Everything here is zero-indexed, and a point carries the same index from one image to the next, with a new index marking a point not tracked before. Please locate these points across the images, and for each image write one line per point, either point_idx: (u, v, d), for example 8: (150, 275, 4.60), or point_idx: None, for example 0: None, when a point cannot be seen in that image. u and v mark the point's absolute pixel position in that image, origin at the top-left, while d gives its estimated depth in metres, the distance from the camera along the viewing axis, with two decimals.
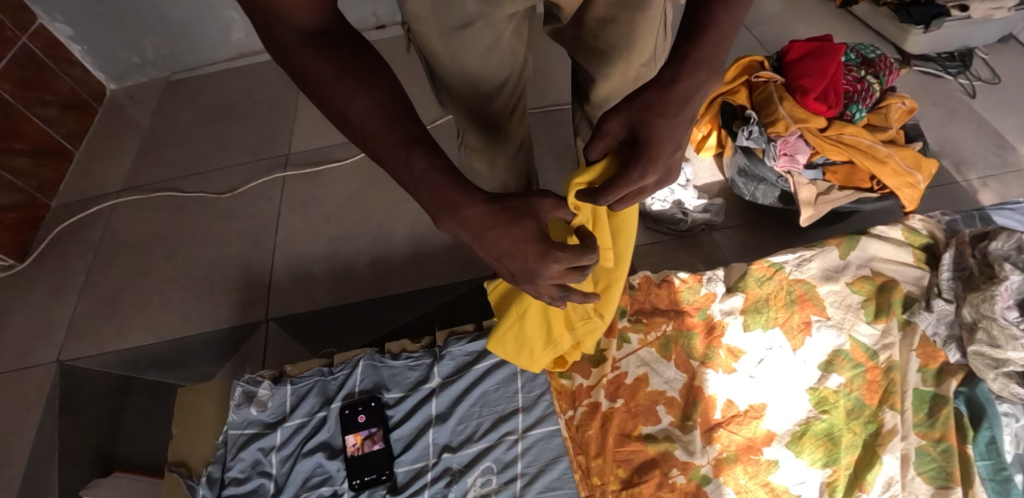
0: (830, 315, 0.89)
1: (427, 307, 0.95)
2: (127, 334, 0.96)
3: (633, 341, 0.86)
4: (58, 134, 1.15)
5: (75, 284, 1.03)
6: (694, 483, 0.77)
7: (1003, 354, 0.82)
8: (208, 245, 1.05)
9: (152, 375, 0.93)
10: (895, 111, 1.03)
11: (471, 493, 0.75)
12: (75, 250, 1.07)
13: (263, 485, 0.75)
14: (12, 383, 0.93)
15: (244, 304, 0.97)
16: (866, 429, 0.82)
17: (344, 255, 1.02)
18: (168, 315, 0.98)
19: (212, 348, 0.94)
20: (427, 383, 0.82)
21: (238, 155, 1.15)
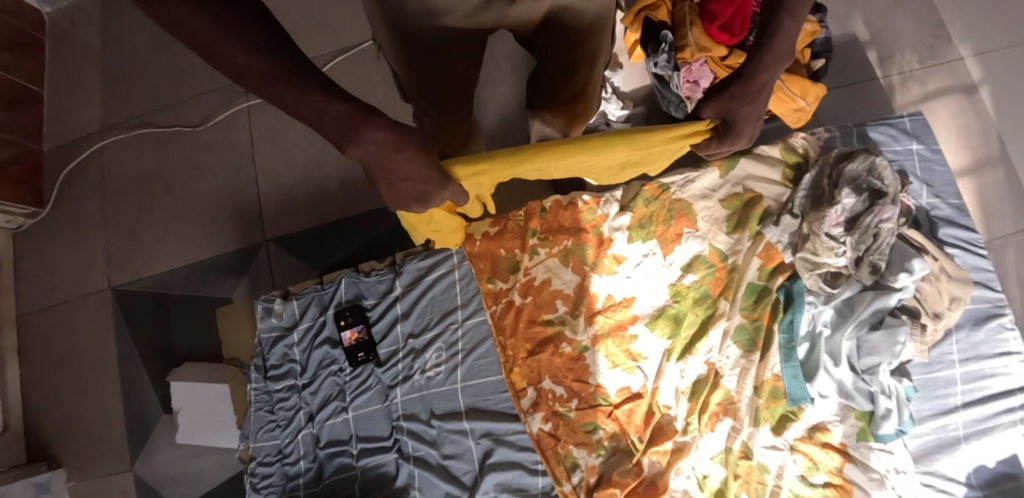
0: (699, 228, 1.17)
1: (388, 225, 1.27)
2: (157, 261, 1.32)
3: (541, 253, 1.18)
4: (22, 80, 1.35)
5: (96, 223, 1.36)
6: (579, 352, 1.15)
7: (819, 259, 1.09)
8: (199, 176, 1.35)
9: (183, 292, 1.30)
10: (796, 35, 1.16)
11: (429, 363, 1.15)
12: (83, 195, 1.37)
13: (292, 368, 1.15)
14: (82, 303, 1.32)
15: (238, 228, 1.31)
16: (706, 312, 1.15)
17: (317, 179, 1.31)
18: (176, 238, 1.32)
19: (226, 265, 1.29)
20: (392, 292, 1.18)
21: (199, 85, 1.38)
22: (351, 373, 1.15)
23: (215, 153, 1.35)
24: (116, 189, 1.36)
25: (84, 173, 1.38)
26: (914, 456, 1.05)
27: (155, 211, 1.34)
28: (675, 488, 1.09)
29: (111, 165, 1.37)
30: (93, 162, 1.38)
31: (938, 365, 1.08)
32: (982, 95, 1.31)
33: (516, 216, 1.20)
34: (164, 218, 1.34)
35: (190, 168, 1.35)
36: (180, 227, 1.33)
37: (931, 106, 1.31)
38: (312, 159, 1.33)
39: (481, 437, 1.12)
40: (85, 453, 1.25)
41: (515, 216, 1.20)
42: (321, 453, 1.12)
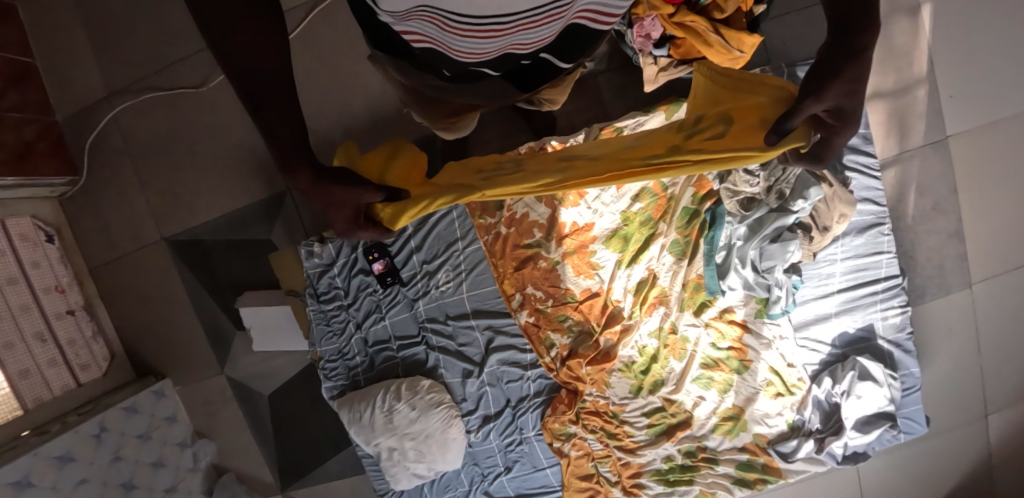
0: None
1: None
2: (198, 213, 1.62)
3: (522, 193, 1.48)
4: (18, 56, 1.52)
5: (131, 183, 1.62)
6: (552, 265, 1.51)
7: (738, 188, 1.40)
8: (212, 133, 1.60)
9: (226, 237, 1.63)
10: None
11: (441, 282, 1.50)
12: (112, 159, 1.61)
13: (338, 292, 1.52)
14: (144, 254, 1.64)
15: (261, 178, 1.60)
16: (648, 232, 1.50)
17: (320, 128, 1.57)
18: (204, 190, 1.61)
19: (258, 211, 1.61)
20: (405, 231, 1.49)
21: (191, 46, 1.57)
22: (383, 293, 1.52)
23: (224, 112, 1.59)
24: (139, 151, 1.61)
25: (109, 140, 1.61)
26: (795, 325, 1.48)
27: (185, 170, 1.61)
28: (623, 353, 1.54)
29: (132, 129, 1.61)
30: (111, 129, 1.61)
31: (825, 264, 1.44)
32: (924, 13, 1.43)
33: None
34: (193, 174, 1.61)
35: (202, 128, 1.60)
36: (207, 181, 1.62)
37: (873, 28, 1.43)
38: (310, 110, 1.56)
39: (484, 329, 1.53)
40: (180, 363, 1.67)
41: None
42: (371, 349, 1.55)
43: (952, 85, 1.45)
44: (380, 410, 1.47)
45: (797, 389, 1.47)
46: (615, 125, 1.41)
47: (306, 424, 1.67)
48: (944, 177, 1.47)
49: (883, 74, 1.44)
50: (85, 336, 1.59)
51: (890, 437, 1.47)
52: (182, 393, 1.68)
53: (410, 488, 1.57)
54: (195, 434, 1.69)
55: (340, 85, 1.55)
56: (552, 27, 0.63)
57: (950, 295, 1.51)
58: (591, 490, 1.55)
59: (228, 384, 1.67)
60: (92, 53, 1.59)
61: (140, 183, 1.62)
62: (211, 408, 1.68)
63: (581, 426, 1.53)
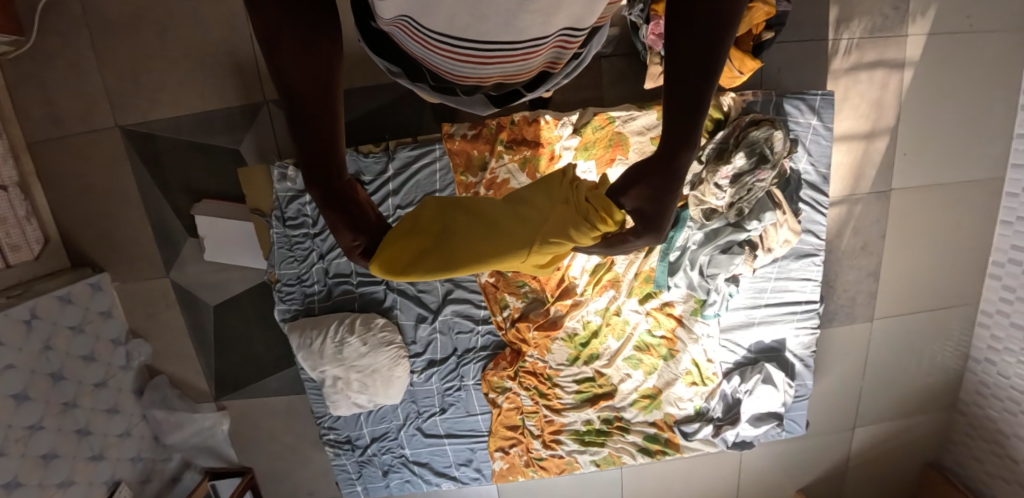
0: (629, 157, 1.50)
1: (377, 102, 1.52)
2: (162, 108, 1.50)
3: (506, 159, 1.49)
4: None
5: (90, 59, 1.46)
6: None
7: (707, 198, 1.50)
8: (188, 24, 1.45)
9: (190, 139, 1.53)
10: (755, 13, 1.34)
11: None
12: (67, 24, 1.43)
13: (306, 221, 1.50)
14: (92, 138, 1.51)
15: (239, 86, 1.50)
16: None
17: None
18: (170, 85, 1.49)
19: (230, 118, 1.51)
20: (385, 173, 1.48)
21: None
22: None
23: (206, 3, 1.44)
24: (101, 24, 1.44)
25: (66, 3, 1.42)
26: (722, 327, 1.66)
27: (152, 57, 1.47)
28: (569, 325, 1.66)
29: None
30: None
31: (760, 279, 1.61)
32: (904, 73, 1.56)
33: (489, 124, 1.47)
34: (161, 62, 1.48)
35: (180, 12, 1.44)
36: (179, 74, 1.49)
37: (859, 75, 1.55)
38: None
39: (445, 281, 1.60)
40: (122, 259, 1.60)
41: (489, 124, 1.48)
42: (330, 280, 1.56)
43: (908, 144, 1.61)
44: (331, 340, 1.52)
45: (710, 381, 1.67)
46: (609, 113, 1.46)
47: (250, 339, 1.68)
48: (879, 224, 1.66)
49: (856, 120, 1.59)
50: (17, 215, 1.47)
51: (775, 432, 1.71)
52: (120, 289, 1.62)
53: (346, 415, 1.64)
54: (129, 333, 1.66)
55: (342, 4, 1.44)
56: (521, 69, 0.69)
57: (853, 324, 1.73)
58: (514, 439, 1.70)
59: (172, 287, 1.63)
60: None
61: (97, 61, 1.47)
62: (151, 309, 1.64)
63: (517, 383, 1.66)
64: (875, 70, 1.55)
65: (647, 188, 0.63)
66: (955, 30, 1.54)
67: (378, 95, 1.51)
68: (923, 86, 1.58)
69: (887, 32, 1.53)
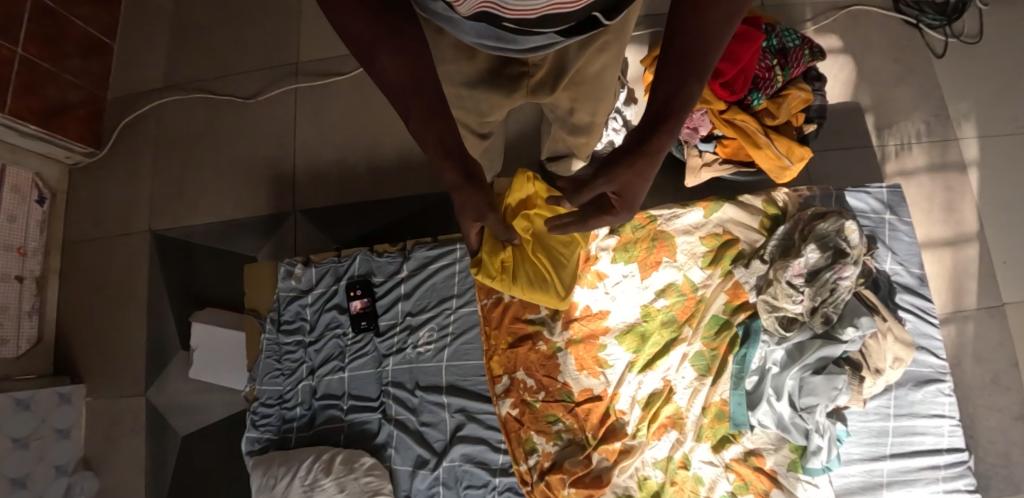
0: (677, 259, 1.29)
1: (401, 213, 1.45)
2: (195, 215, 1.50)
3: None
4: (99, 34, 1.56)
5: (147, 171, 1.55)
6: (552, 351, 1.29)
7: (780, 303, 1.21)
8: (241, 142, 1.54)
9: (214, 246, 1.48)
10: (792, 101, 1.24)
11: (421, 341, 1.29)
12: (137, 142, 1.56)
13: (302, 325, 1.32)
14: (121, 242, 1.50)
15: (272, 195, 1.50)
16: (670, 335, 1.28)
17: (350, 160, 1.50)
18: (211, 194, 1.52)
19: (257, 226, 1.48)
20: (399, 273, 1.33)
21: (256, 63, 1.57)
22: (351, 338, 1.31)
23: (259, 124, 1.54)
24: (166, 142, 1.56)
25: (144, 124, 1.57)
26: (837, 492, 1.18)
27: (202, 170, 1.54)
28: (620, 483, 1.22)
29: (167, 120, 1.57)
30: (152, 115, 1.58)
31: (873, 416, 1.20)
32: (972, 175, 1.40)
33: None
34: (209, 174, 1.53)
35: (236, 132, 1.55)
36: (219, 185, 1.53)
37: (922, 178, 1.40)
38: (348, 140, 1.50)
39: (456, 412, 1.26)
40: (105, 371, 1.42)
41: None
42: (316, 402, 1.29)
43: (1004, 252, 1.35)
44: (299, 482, 1.17)
45: None
46: (649, 211, 1.29)
47: (210, 486, 1.33)
48: (1003, 347, 1.30)
49: (935, 225, 1.37)
50: (20, 309, 1.39)
51: None
52: (93, 407, 1.41)
53: None
54: (81, 463, 1.37)
55: (381, 122, 1.50)
56: None
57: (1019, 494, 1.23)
58: None
59: (145, 409, 1.39)
60: (164, 49, 1.61)
61: (153, 173, 1.55)
62: (114, 433, 1.38)
63: None
64: (940, 173, 1.40)
65: (612, 184, 0.70)
66: (1004, 132, 1.42)
67: (404, 204, 1.44)
68: (999, 188, 1.39)
69: (932, 137, 1.43)
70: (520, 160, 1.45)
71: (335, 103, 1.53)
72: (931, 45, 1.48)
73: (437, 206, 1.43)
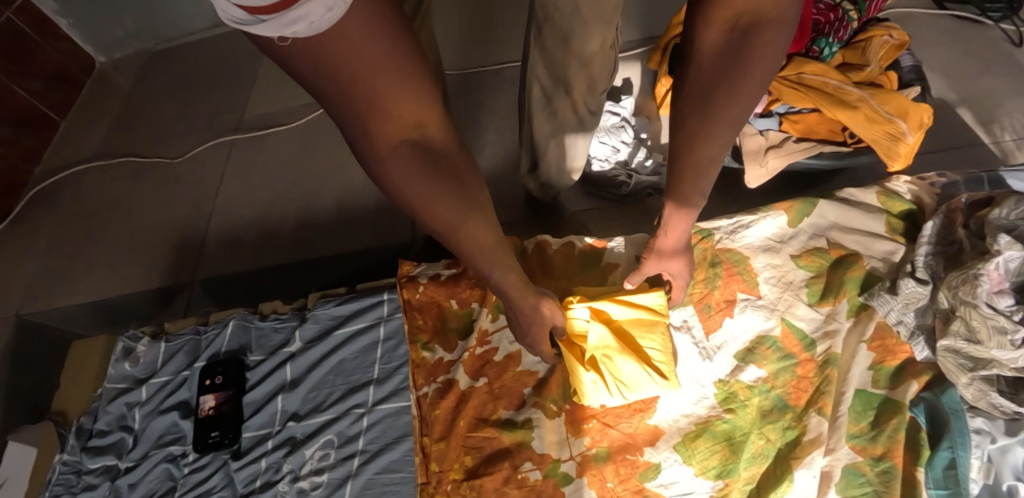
0: (761, 294, 0.72)
1: (328, 278, 0.94)
2: (52, 303, 1.02)
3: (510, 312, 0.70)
4: (41, 105, 1.19)
5: (38, 249, 1.09)
6: (551, 485, 0.62)
7: (987, 353, 0.62)
8: (145, 210, 1.10)
9: (71, 339, 0.98)
10: (880, 46, 0.82)
11: (306, 467, 0.66)
12: (32, 215, 1.13)
13: (123, 439, 0.72)
14: None
15: (167, 270, 1.02)
16: (783, 437, 0.64)
17: (272, 220, 1.03)
18: (101, 277, 1.03)
19: (131, 312, 0.99)
20: (287, 347, 0.74)
21: (194, 124, 1.20)
22: (192, 464, 0.70)
23: (180, 186, 1.12)
24: (44, 211, 1.13)
25: (60, 197, 1.15)
26: None
27: (79, 244, 1.08)
28: None
29: (86, 191, 1.15)
30: (71, 184, 1.16)
31: None
32: None
33: None
34: (100, 249, 1.07)
35: (150, 199, 1.11)
36: (95, 262, 1.06)
37: None
38: (275, 195, 1.06)
39: None
40: None
41: None
42: None
43: None
44: None
45: None
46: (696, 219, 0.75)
47: None
48: None
49: None
50: None
51: None
52: None
53: None
54: None
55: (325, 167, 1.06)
56: None
57: None
58: None
59: None
60: (109, 123, 1.24)
61: (43, 254, 1.08)
62: None
63: None
64: None
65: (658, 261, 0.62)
66: None
67: (337, 268, 0.94)
68: None
69: None
70: (507, 197, 0.98)
71: (262, 154, 1.12)
72: (1006, 35, 1.10)
73: (379, 266, 0.93)
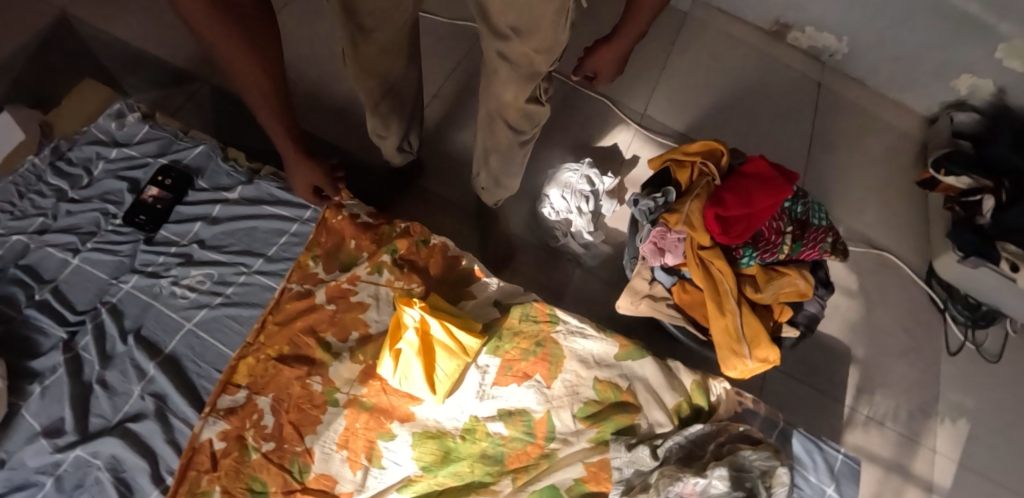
0: (550, 385, 0.90)
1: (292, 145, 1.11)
2: (95, 23, 1.22)
3: (382, 276, 0.91)
4: None
5: None
6: (323, 400, 0.85)
7: None
8: None
9: (92, 63, 1.19)
10: (787, 286, 0.93)
11: (185, 282, 0.87)
12: None
13: (78, 176, 0.91)
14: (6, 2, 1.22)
15: (185, 51, 1.21)
16: (482, 476, 0.85)
17: (283, 67, 1.20)
18: (136, 22, 1.23)
19: (143, 70, 1.19)
20: (226, 193, 0.93)
21: None
22: (115, 227, 0.89)
23: None
24: None
25: None
26: None
27: None
28: None
29: None
30: None
31: None
32: None
33: (397, 222, 0.95)
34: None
35: None
36: (143, 11, 1.25)
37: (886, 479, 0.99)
38: (296, 50, 1.22)
39: (147, 395, 0.82)
40: None
41: (395, 222, 0.95)
42: (9, 269, 0.85)
43: None
44: None
45: None
46: (555, 306, 0.93)
47: None
48: None
49: None
50: None
51: None
52: None
53: None
54: None
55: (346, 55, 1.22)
56: None
57: None
58: None
59: None
60: None
61: None
62: None
63: None
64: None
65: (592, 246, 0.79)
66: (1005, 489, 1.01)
67: (298, 135, 1.12)
68: None
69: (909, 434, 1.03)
70: (457, 174, 1.13)
71: (311, 9, 1.28)
72: (948, 338, 1.11)
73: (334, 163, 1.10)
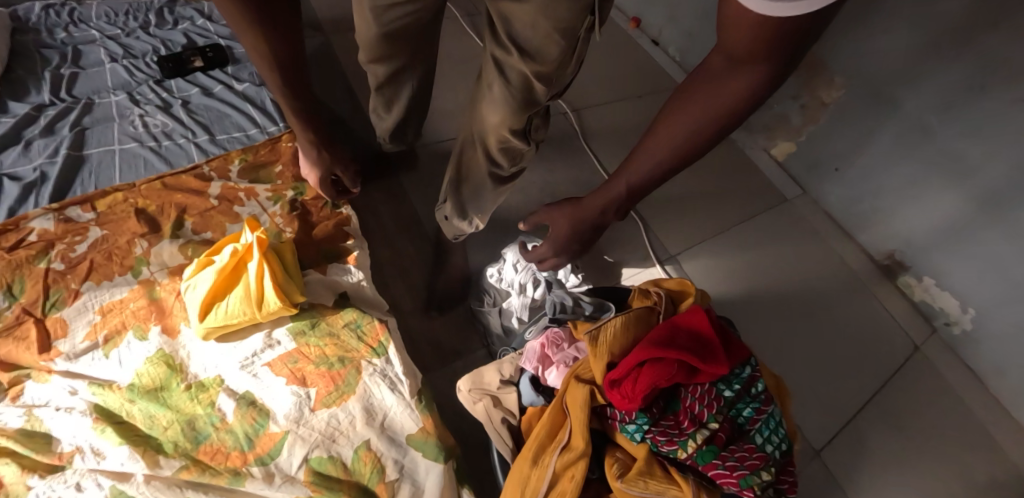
0: (313, 407, 0.72)
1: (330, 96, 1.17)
2: None
3: (273, 207, 0.86)
4: None
5: None
6: (129, 264, 0.80)
7: None
8: None
9: None
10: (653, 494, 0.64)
11: (146, 117, 0.94)
12: None
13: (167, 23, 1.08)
14: None
15: None
16: (168, 440, 0.69)
17: None
18: None
19: None
20: (235, 82, 1.00)
21: None
22: (150, 61, 1.02)
23: None
24: None
25: None
26: None
27: None
28: None
29: None
30: None
31: None
32: None
33: None
34: None
35: None
36: None
37: None
38: None
39: (38, 169, 0.86)
40: None
41: None
42: (69, 47, 1.02)
43: None
44: None
45: None
46: (389, 339, 0.77)
47: None
48: None
49: None
50: None
51: None
52: None
53: None
54: None
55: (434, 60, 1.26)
56: None
57: None
58: None
59: None
60: None
61: None
62: None
63: None
64: None
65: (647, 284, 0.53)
66: None
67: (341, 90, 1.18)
68: None
69: None
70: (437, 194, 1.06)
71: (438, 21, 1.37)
72: None
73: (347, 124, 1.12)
